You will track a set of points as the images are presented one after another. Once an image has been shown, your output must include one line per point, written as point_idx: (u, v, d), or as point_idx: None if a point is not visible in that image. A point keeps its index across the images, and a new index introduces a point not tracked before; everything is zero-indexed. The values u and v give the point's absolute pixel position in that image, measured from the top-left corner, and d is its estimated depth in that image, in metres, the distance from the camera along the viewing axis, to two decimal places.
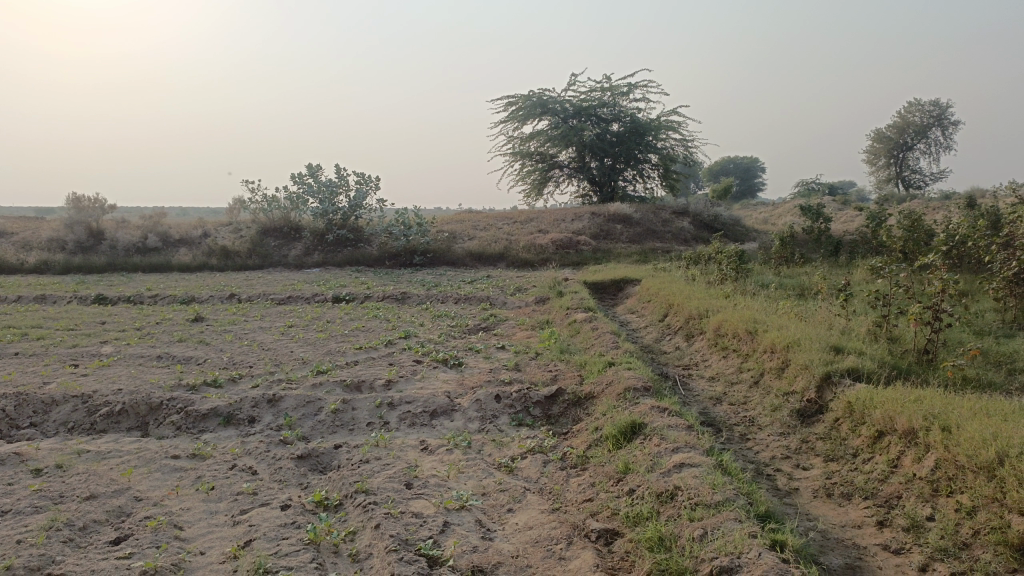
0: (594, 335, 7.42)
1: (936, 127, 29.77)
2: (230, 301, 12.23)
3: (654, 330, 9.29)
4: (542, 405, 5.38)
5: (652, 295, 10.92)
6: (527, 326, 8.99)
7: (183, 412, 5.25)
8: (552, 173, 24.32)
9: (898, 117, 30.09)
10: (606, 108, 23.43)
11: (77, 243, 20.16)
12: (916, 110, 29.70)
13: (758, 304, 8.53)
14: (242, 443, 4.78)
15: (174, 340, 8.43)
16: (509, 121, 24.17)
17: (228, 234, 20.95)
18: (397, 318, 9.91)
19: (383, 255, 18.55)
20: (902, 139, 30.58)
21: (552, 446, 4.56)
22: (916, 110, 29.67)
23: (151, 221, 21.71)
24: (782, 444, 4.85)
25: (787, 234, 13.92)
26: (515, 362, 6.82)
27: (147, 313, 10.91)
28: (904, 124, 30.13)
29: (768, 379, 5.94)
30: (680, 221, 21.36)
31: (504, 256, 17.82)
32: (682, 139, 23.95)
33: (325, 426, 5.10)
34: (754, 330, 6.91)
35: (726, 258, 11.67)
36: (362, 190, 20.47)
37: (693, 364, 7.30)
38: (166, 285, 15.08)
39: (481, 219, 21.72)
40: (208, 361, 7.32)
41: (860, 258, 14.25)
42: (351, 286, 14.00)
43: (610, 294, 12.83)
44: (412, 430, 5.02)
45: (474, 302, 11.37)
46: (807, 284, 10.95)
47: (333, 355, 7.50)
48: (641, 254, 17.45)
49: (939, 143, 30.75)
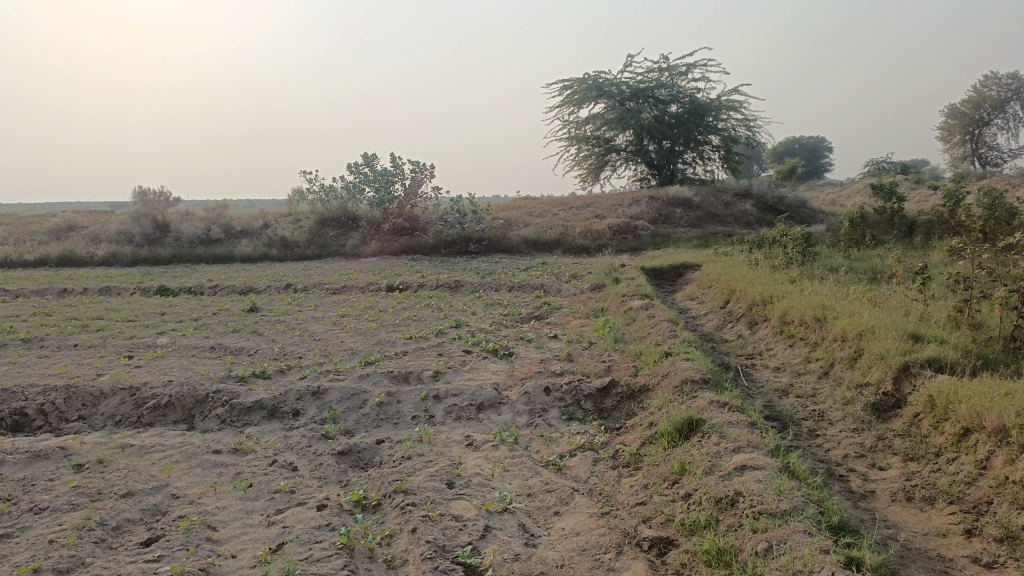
0: (650, 323, 7.10)
1: (1015, 101, 28.14)
2: (286, 290, 12.30)
3: (716, 317, 8.90)
4: (594, 398, 5.11)
5: (713, 280, 10.50)
6: (582, 314, 8.72)
7: (227, 405, 5.17)
8: (610, 157, 23.86)
9: (974, 91, 28.52)
10: (664, 89, 22.81)
11: (144, 235, 20.69)
12: (993, 83, 28.10)
13: (826, 289, 8.06)
14: (285, 437, 4.66)
15: (228, 331, 8.44)
16: (564, 105, 23.76)
17: (288, 224, 21.20)
18: (449, 307, 9.76)
19: (439, 243, 18.48)
20: (978, 114, 29.00)
21: (604, 442, 4.30)
22: (993, 83, 28.07)
23: (214, 213, 22.13)
24: (855, 441, 4.49)
25: (857, 215, 13.25)
26: (567, 352, 6.58)
27: (205, 304, 11.03)
28: (980, 99, 28.55)
29: (839, 371, 5.56)
30: (742, 204, 20.69)
31: (560, 242, 17.53)
32: (744, 119, 23.20)
33: (370, 419, 4.95)
34: (823, 317, 6.50)
35: (791, 241, 11.15)
36: (417, 178, 20.41)
37: (757, 354, 6.92)
38: (227, 275, 15.29)
39: (537, 206, 21.46)
40: (258, 352, 7.27)
41: (937, 239, 13.48)
42: (406, 274, 13.94)
43: (669, 280, 12.43)
44: (458, 424, 4.82)
45: (528, 290, 11.14)
46: (879, 268, 10.36)
47: (383, 345, 7.38)
48: (702, 238, 16.94)
49: (1019, 117, 29.06)
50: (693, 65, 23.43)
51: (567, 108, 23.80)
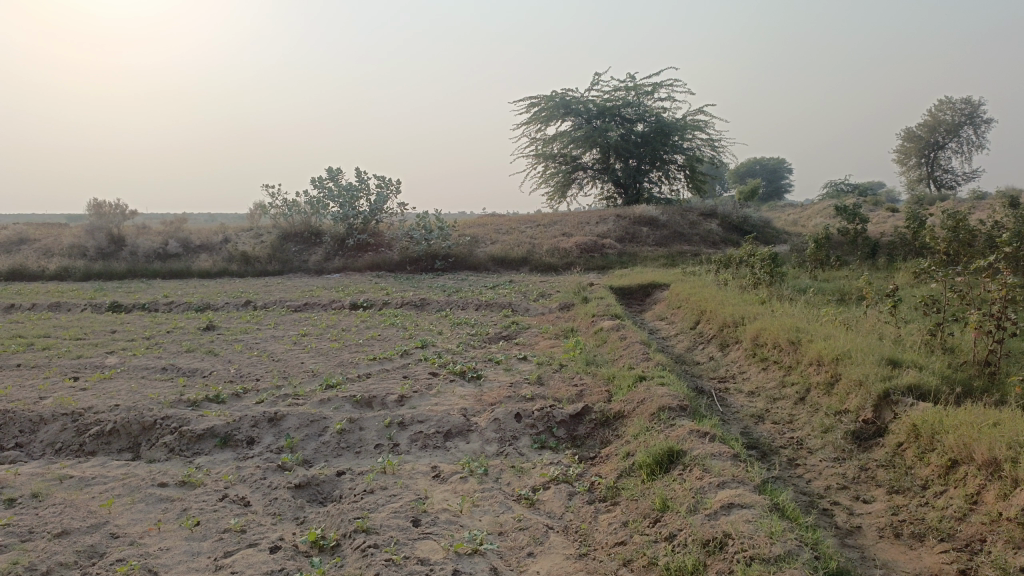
0: (622, 345, 6.92)
1: (968, 125, 28.84)
2: (245, 308, 11.91)
3: (686, 338, 8.77)
4: (566, 425, 4.89)
5: (682, 301, 10.40)
6: (550, 335, 8.52)
7: (176, 432, 4.84)
8: (576, 175, 23.83)
9: (929, 116, 29.19)
10: (631, 108, 22.90)
11: (98, 249, 20.04)
12: (947, 108, 28.79)
13: (798, 310, 7.97)
14: (237, 469, 4.35)
15: (182, 351, 8.06)
16: (532, 122, 23.71)
17: (249, 239, 20.72)
18: (415, 326, 9.49)
19: (404, 260, 18.19)
20: (932, 138, 29.66)
21: (578, 474, 4.08)
22: (947, 109, 28.77)
23: (172, 227, 21.55)
24: (837, 472, 4.33)
25: (823, 236, 13.31)
26: (537, 375, 6.36)
27: (159, 321, 10.60)
28: (934, 124, 29.22)
29: (815, 396, 5.42)
30: (708, 223, 20.77)
31: (527, 260, 17.36)
32: (709, 140, 23.38)
33: (330, 448, 4.67)
34: (797, 340, 6.38)
35: (759, 261, 11.12)
36: (382, 193, 20.11)
37: (730, 377, 6.77)
38: (184, 291, 14.81)
39: (504, 223, 21.29)
40: (213, 373, 6.92)
41: (900, 260, 13.59)
42: (370, 292, 13.62)
43: (637, 299, 12.31)
44: (423, 454, 4.57)
45: (495, 309, 10.92)
46: (847, 290, 10.35)
47: (345, 366, 7.08)
48: (669, 257, 16.92)
49: (972, 142, 29.79)
50: (659, 85, 23.57)
51: (535, 126, 23.75)
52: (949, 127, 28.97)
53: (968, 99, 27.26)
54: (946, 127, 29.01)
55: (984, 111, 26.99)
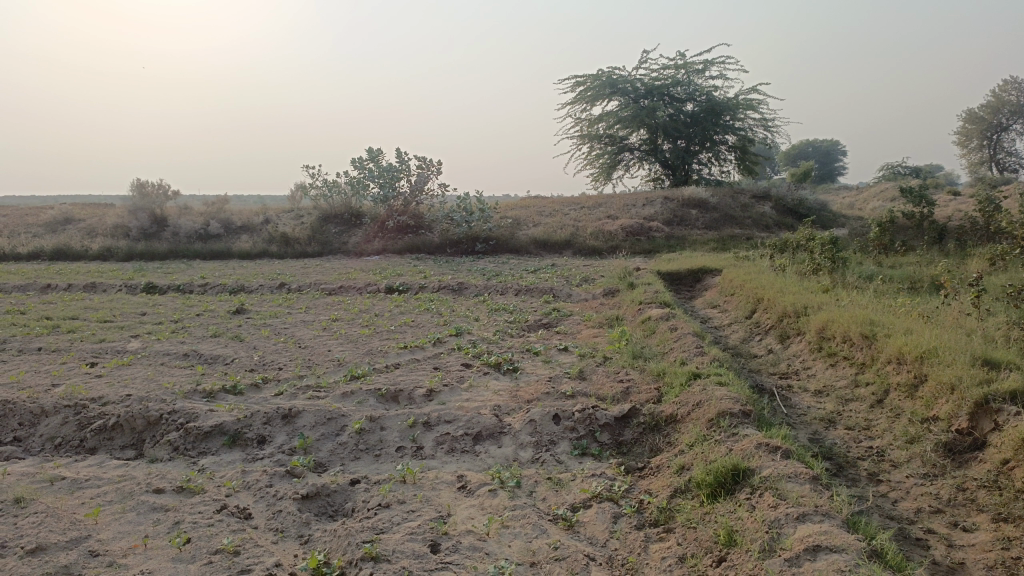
0: (672, 336, 6.32)
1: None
2: (279, 290, 11.57)
3: (741, 329, 8.12)
4: (611, 429, 4.34)
5: (736, 288, 9.74)
6: (594, 323, 7.95)
7: (182, 429, 4.44)
8: (623, 155, 23.05)
9: (991, 95, 27.64)
10: (680, 86, 22.04)
11: (141, 229, 19.99)
12: (1013, 88, 27.27)
13: (867, 300, 7.28)
14: (242, 475, 3.92)
15: (207, 335, 7.69)
16: (577, 101, 22.99)
17: (289, 220, 20.49)
18: (451, 312, 9.00)
19: (444, 242, 17.77)
20: (995, 119, 28.07)
21: (625, 490, 3.54)
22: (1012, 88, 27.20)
23: (214, 208, 21.44)
24: (928, 492, 3.73)
25: (887, 219, 12.45)
26: (578, 369, 5.81)
27: (190, 303, 10.30)
28: (998, 104, 27.64)
29: (897, 401, 4.79)
30: (760, 206, 19.87)
31: (570, 243, 16.77)
32: (762, 119, 22.41)
33: (347, 451, 4.20)
34: (870, 334, 5.72)
35: (819, 246, 10.37)
36: (423, 174, 19.66)
37: (793, 374, 6.14)
38: (220, 273, 14.60)
39: (547, 205, 20.70)
40: (235, 361, 6.53)
41: (971, 246, 12.66)
42: (407, 275, 13.20)
43: (687, 285, 11.65)
44: (450, 459, 4.08)
45: (536, 294, 10.39)
46: (918, 278, 9.56)
47: (374, 355, 6.60)
48: (719, 241, 16.16)
49: None
50: (710, 62, 22.62)
51: (580, 105, 23.03)
52: (1014, 108, 27.38)
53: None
54: (1011, 108, 27.43)
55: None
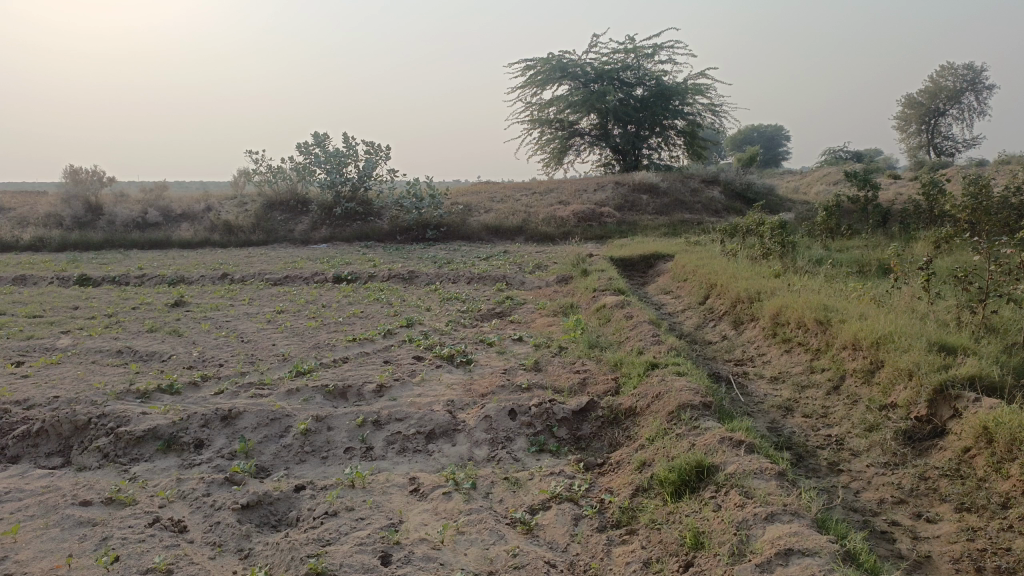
0: (628, 325, 6.21)
1: (970, 91, 28.05)
2: (221, 281, 11.16)
3: (695, 315, 8.08)
4: (568, 423, 4.20)
5: (689, 273, 9.71)
6: (548, 311, 7.81)
7: (113, 434, 4.16)
8: (573, 140, 22.95)
9: (929, 81, 28.27)
10: (630, 71, 21.99)
11: (75, 218, 19.17)
12: (949, 73, 27.95)
13: (818, 284, 7.28)
14: (178, 483, 3.67)
15: (143, 330, 7.32)
16: (527, 85, 22.78)
17: (232, 207, 19.88)
18: (401, 302, 8.76)
19: (394, 229, 17.45)
20: (933, 104, 28.75)
21: (585, 489, 3.41)
22: (949, 74, 27.87)
23: (152, 195, 20.67)
24: (889, 482, 3.69)
25: (834, 203, 12.59)
26: (533, 360, 5.66)
27: (126, 296, 9.84)
28: (935, 90, 28.25)
29: (853, 387, 4.76)
30: (709, 190, 20.00)
31: (522, 229, 16.62)
32: (710, 104, 22.53)
33: (291, 454, 3.97)
34: (825, 319, 5.69)
35: (768, 230, 10.43)
36: (371, 159, 19.25)
37: (748, 360, 6.09)
38: (160, 263, 14.06)
39: (498, 191, 20.51)
40: (173, 358, 6.20)
41: (914, 229, 12.90)
42: (356, 263, 12.89)
43: (639, 271, 11.61)
44: (401, 460, 3.88)
45: (488, 282, 10.21)
46: (865, 262, 9.66)
47: (321, 349, 6.35)
48: (670, 226, 16.21)
49: (973, 108, 28.97)
50: (660, 47, 22.63)
51: (530, 90, 22.83)
52: (950, 94, 28.07)
53: (971, 63, 26.40)
54: (948, 94, 28.11)
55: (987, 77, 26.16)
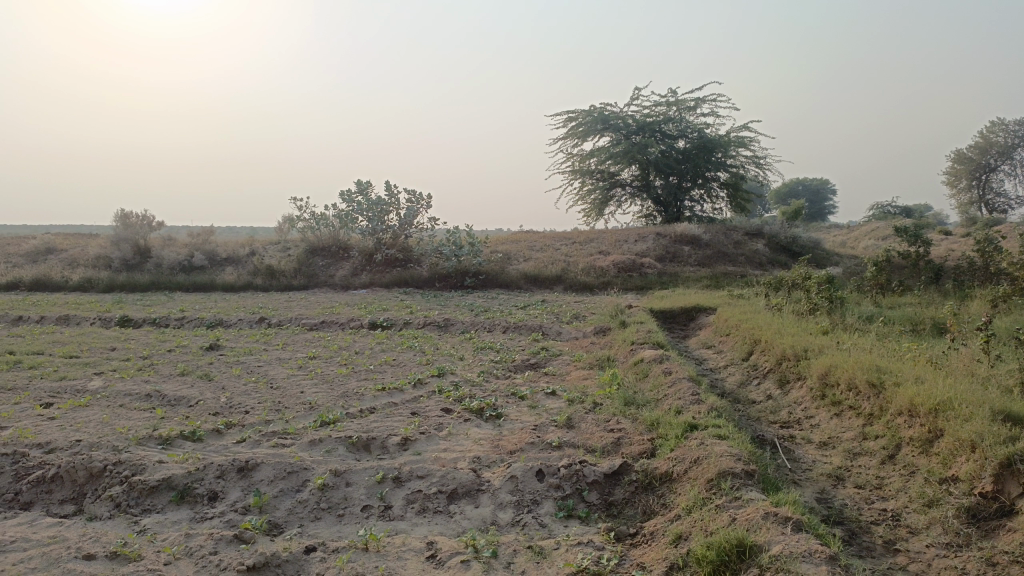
0: (666, 381, 5.94)
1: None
2: (258, 325, 11.16)
3: (738, 372, 7.76)
4: (599, 487, 3.94)
5: (732, 328, 9.40)
6: (584, 364, 7.58)
7: (127, 483, 4.03)
8: (614, 193, 22.85)
9: (979, 137, 27.69)
10: (672, 123, 21.94)
11: (123, 260, 19.57)
12: (1001, 129, 27.33)
13: (869, 343, 6.93)
14: (187, 538, 3.50)
15: (174, 374, 7.27)
16: (568, 137, 22.86)
17: (275, 252, 20.13)
18: (435, 350, 8.61)
19: (433, 276, 17.44)
20: (983, 160, 28.09)
21: (615, 562, 3.15)
22: (999, 129, 27.28)
23: (199, 238, 21.07)
24: (952, 566, 3.35)
25: (884, 258, 12.20)
26: (566, 416, 5.41)
27: (163, 339, 9.87)
28: (986, 145, 27.66)
29: (910, 457, 4.43)
30: (753, 243, 19.65)
31: (561, 279, 16.46)
32: (754, 157, 22.31)
33: (306, 510, 3.79)
34: (878, 382, 5.36)
35: (814, 285, 10.10)
36: (413, 207, 19.37)
37: (795, 423, 5.76)
38: (201, 306, 14.20)
39: (538, 240, 20.43)
40: (199, 403, 6.11)
41: (970, 287, 12.40)
42: (393, 310, 12.83)
43: (680, 324, 11.31)
44: (421, 522, 3.67)
45: (524, 332, 10.02)
46: (917, 320, 9.25)
47: (348, 398, 6.19)
48: (712, 279, 15.90)
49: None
50: (701, 100, 22.59)
51: (572, 141, 22.91)
52: (1001, 149, 27.41)
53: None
54: (998, 149, 27.46)
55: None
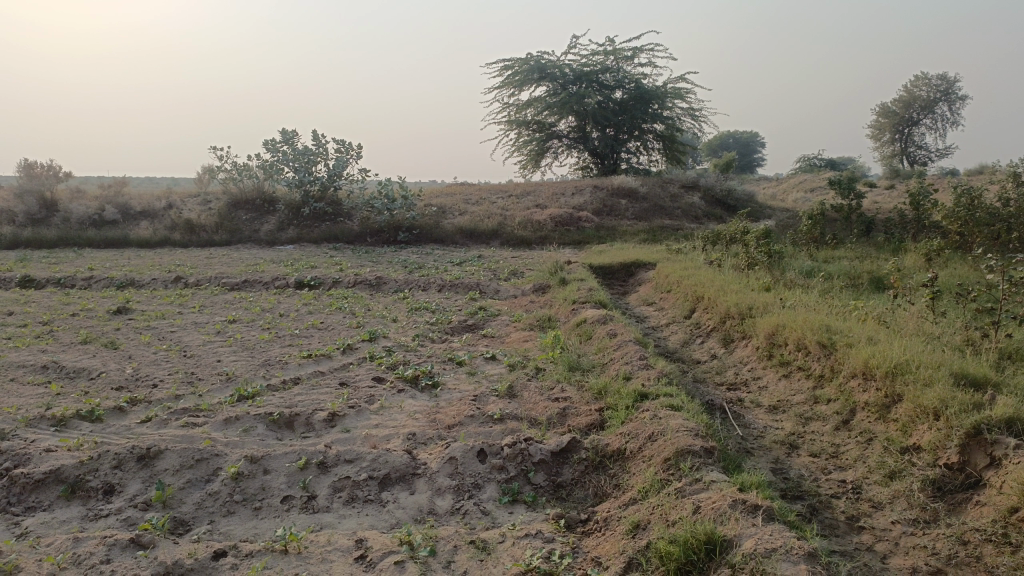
0: (612, 344, 5.64)
1: (943, 102, 27.97)
2: (174, 285, 10.43)
3: (681, 330, 7.55)
4: (546, 467, 3.61)
5: (672, 284, 9.20)
6: (524, 325, 7.24)
7: (7, 477, 3.50)
8: (551, 143, 22.41)
9: (904, 91, 28.22)
10: (609, 73, 21.50)
11: (27, 215, 18.21)
12: (923, 84, 27.87)
13: (814, 300, 6.78)
14: (75, 542, 3.03)
15: (76, 342, 6.62)
16: (504, 86, 22.21)
17: (195, 205, 19.06)
18: (366, 311, 8.14)
19: (364, 231, 16.79)
20: (907, 114, 28.69)
21: (568, 557, 2.83)
22: (922, 84, 27.83)
23: (111, 190, 19.77)
24: (921, 545, 3.15)
25: (819, 212, 12.18)
26: (507, 385, 5.06)
27: (67, 301, 9.09)
28: (909, 99, 28.23)
29: (866, 423, 4.25)
30: (689, 196, 19.56)
31: (497, 234, 16.05)
32: (689, 109, 22.12)
33: (218, 504, 3.35)
34: (829, 342, 5.17)
35: (753, 239, 9.97)
36: (342, 158, 18.53)
37: (742, 385, 5.55)
38: (112, 264, 13.28)
39: (474, 192, 19.91)
40: (101, 376, 5.53)
41: (901, 240, 12.52)
42: (322, 267, 12.23)
43: (619, 280, 11.08)
44: (349, 514, 3.27)
45: (460, 290, 9.61)
46: (855, 275, 9.21)
47: (270, 367, 5.71)
48: (649, 232, 15.75)
49: (946, 118, 28.96)
50: (639, 49, 22.20)
51: (508, 90, 22.25)
52: (924, 103, 28.02)
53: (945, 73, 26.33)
54: (921, 103, 28.06)
55: (962, 87, 26.10)
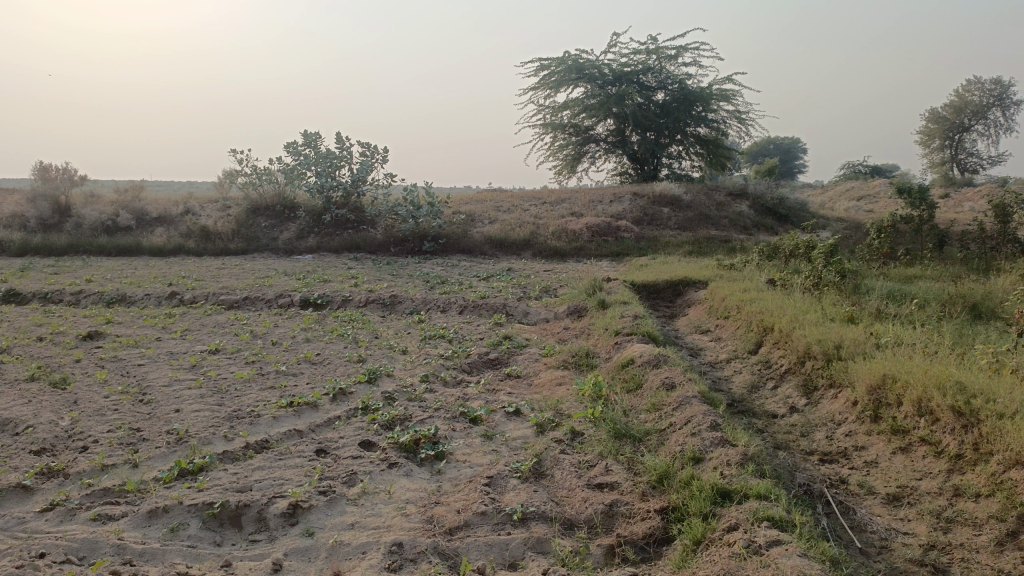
0: (671, 401, 4.37)
1: (998, 107, 26.01)
2: (168, 302, 9.36)
3: (747, 369, 6.23)
4: None
5: (731, 308, 7.87)
6: (556, 362, 5.97)
7: None
8: (588, 147, 21.12)
9: (955, 95, 26.36)
10: (651, 74, 20.19)
11: (40, 220, 17.42)
12: (975, 88, 25.94)
13: (917, 337, 5.43)
14: None
15: (20, 380, 5.51)
16: (540, 87, 21.00)
17: (213, 211, 18.15)
18: (373, 340, 6.97)
19: (388, 240, 15.69)
20: (958, 120, 26.81)
21: None
22: (975, 88, 25.89)
23: (128, 195, 18.91)
24: None
25: (890, 223, 10.67)
26: (534, 459, 3.81)
27: (41, 320, 8.04)
28: (960, 104, 26.35)
29: None
30: (737, 204, 18.13)
31: (530, 244, 14.85)
32: (736, 112, 20.67)
33: None
34: (967, 409, 3.86)
35: (818, 255, 8.61)
36: (366, 163, 17.47)
37: (841, 456, 4.24)
38: (116, 274, 12.34)
39: (505, 199, 18.72)
40: (26, 432, 4.39)
41: (985, 257, 10.96)
42: (336, 282, 11.11)
43: (665, 300, 9.79)
44: None
45: (484, 312, 8.40)
46: (947, 300, 7.78)
47: (236, 422, 4.52)
48: (695, 244, 14.39)
49: (1001, 122, 27.02)
50: (682, 49, 20.84)
51: (543, 92, 21.04)
52: (976, 109, 26.12)
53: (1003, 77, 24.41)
54: (973, 109, 26.16)
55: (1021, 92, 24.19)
